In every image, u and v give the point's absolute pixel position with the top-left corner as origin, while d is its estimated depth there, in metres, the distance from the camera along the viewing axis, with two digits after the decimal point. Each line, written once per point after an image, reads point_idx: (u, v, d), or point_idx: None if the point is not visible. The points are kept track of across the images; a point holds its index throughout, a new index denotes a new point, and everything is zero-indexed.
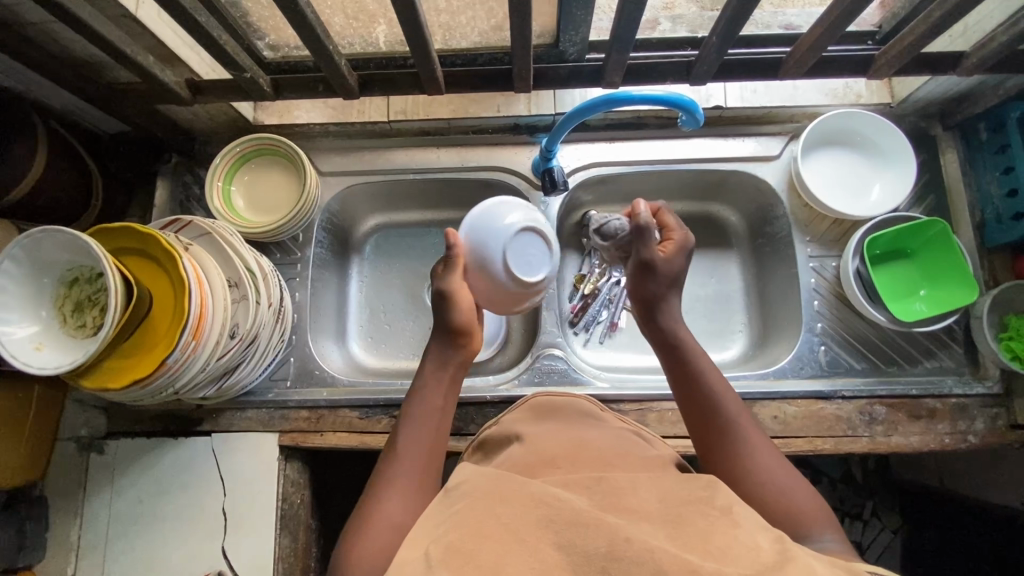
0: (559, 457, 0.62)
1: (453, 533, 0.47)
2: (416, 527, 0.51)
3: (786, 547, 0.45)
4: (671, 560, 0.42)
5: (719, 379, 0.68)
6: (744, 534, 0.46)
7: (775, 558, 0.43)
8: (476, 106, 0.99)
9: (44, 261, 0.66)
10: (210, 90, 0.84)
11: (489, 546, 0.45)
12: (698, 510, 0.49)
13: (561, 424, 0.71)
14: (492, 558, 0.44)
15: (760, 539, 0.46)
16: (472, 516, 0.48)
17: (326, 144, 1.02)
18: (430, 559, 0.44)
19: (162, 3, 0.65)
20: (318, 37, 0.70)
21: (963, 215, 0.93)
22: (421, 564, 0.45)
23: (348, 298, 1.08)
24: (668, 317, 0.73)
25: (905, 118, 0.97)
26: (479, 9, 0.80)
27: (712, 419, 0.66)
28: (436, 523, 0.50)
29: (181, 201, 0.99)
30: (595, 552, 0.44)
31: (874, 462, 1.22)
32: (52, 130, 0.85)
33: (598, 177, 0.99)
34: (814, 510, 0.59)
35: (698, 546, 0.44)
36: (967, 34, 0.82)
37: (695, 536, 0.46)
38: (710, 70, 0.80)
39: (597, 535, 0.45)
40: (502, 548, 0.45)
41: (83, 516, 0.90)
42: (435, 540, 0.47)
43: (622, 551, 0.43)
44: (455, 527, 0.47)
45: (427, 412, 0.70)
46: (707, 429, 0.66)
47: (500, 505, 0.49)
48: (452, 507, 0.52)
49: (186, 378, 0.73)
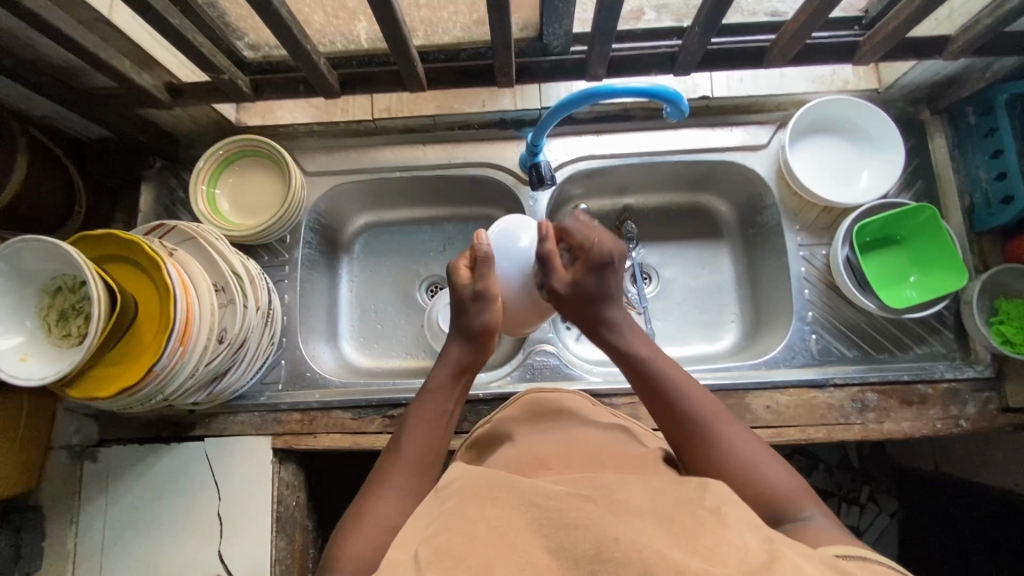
0: (549, 458, 0.63)
1: (441, 535, 0.47)
2: (407, 526, 0.52)
3: (774, 546, 0.45)
4: (660, 561, 0.42)
5: (679, 376, 0.70)
6: (733, 533, 0.46)
7: (764, 557, 0.43)
8: (461, 102, 0.98)
9: (27, 271, 0.66)
10: (189, 92, 0.83)
11: (479, 547, 0.45)
12: (689, 511, 0.49)
13: (552, 424, 0.71)
14: (481, 561, 0.44)
15: (749, 538, 0.46)
16: (459, 518, 0.48)
17: (310, 144, 1.01)
18: (418, 560, 0.44)
19: (135, 8, 0.64)
20: (296, 38, 0.69)
21: (952, 199, 0.93)
22: (409, 566, 0.45)
23: (338, 298, 1.07)
24: (612, 329, 0.74)
25: (893, 103, 0.97)
26: (460, 3, 0.78)
27: (686, 425, 0.66)
28: (425, 525, 0.50)
29: (167, 205, 0.99)
30: (583, 553, 0.44)
31: (870, 447, 1.23)
32: (33, 139, 0.85)
33: (585, 170, 0.99)
34: (792, 493, 0.60)
35: (687, 545, 0.45)
36: (954, 17, 0.81)
37: (684, 534, 0.46)
38: (694, 60, 0.79)
39: (585, 536, 0.45)
40: (492, 548, 0.45)
41: (78, 523, 0.90)
42: (423, 542, 0.47)
43: (610, 551, 0.43)
44: (444, 529, 0.47)
45: (430, 412, 0.71)
46: (680, 436, 0.66)
47: (489, 508, 0.50)
48: (442, 506, 0.52)
49: (175, 386, 0.73)
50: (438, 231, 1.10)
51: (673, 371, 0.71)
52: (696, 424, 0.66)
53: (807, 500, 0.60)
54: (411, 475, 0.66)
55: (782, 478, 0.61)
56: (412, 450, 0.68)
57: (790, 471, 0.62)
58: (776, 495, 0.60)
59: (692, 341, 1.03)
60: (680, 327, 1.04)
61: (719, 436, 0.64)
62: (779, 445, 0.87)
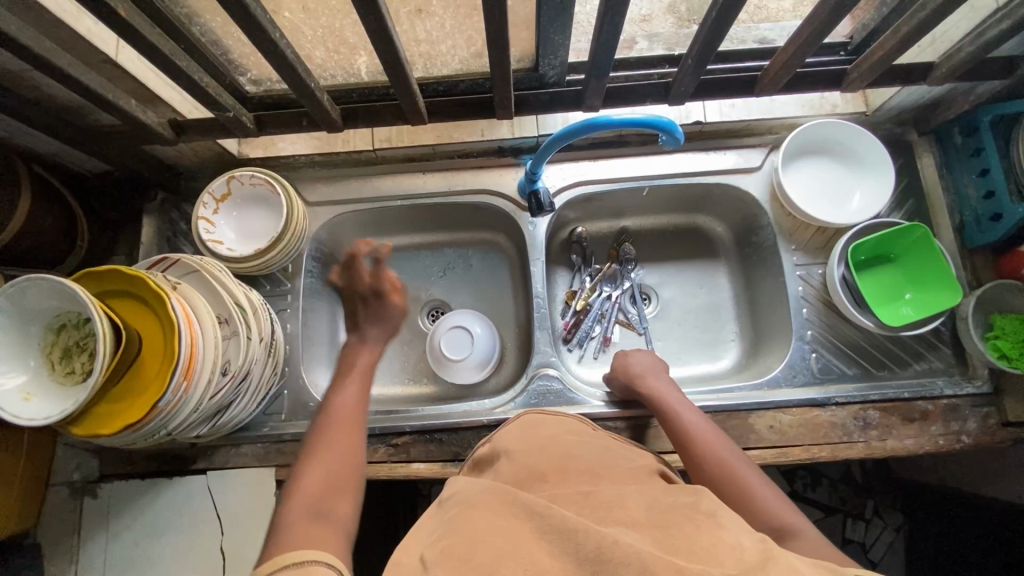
0: (546, 470, 0.63)
1: (449, 539, 0.48)
2: (409, 537, 0.53)
3: (770, 546, 0.45)
4: (660, 561, 0.42)
5: (687, 406, 0.81)
6: (729, 536, 0.46)
7: (759, 555, 0.43)
8: (460, 131, 1.00)
9: (30, 310, 0.66)
10: (193, 129, 0.85)
11: (485, 548, 0.46)
12: (683, 514, 0.50)
13: (549, 435, 0.71)
14: (486, 562, 0.44)
15: (744, 539, 0.46)
16: (462, 527, 0.49)
17: (312, 174, 1.02)
18: (426, 561, 0.46)
19: (141, 51, 0.66)
20: (299, 76, 0.71)
21: (941, 217, 0.95)
22: (416, 567, 0.46)
23: (340, 326, 1.08)
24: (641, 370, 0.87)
25: (880, 125, 1.00)
26: (459, 37, 0.80)
27: (687, 443, 0.76)
28: (428, 536, 0.52)
29: (169, 237, 1.00)
30: (586, 555, 0.44)
31: (873, 462, 1.24)
32: (37, 177, 0.85)
33: (584, 195, 1.01)
34: (780, 508, 0.66)
35: (684, 548, 0.45)
36: (936, 44, 0.84)
37: (679, 537, 0.46)
38: (688, 90, 0.82)
39: (586, 539, 0.45)
40: (497, 547, 0.46)
41: (77, 562, 0.88)
42: (430, 546, 0.48)
43: (610, 553, 0.44)
44: (446, 535, 0.48)
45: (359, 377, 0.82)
46: (683, 450, 0.76)
47: (493, 515, 0.50)
48: (447, 514, 0.54)
49: (180, 419, 0.73)
50: (438, 256, 1.12)
51: (679, 399, 0.83)
52: (697, 443, 0.75)
53: (793, 517, 0.65)
54: (343, 424, 0.74)
55: (768, 496, 0.67)
56: (345, 408, 0.76)
57: (778, 491, 0.69)
58: (763, 506, 0.66)
59: (693, 361, 1.04)
60: (679, 348, 1.04)
61: (716, 452, 0.74)
62: (783, 465, 0.87)
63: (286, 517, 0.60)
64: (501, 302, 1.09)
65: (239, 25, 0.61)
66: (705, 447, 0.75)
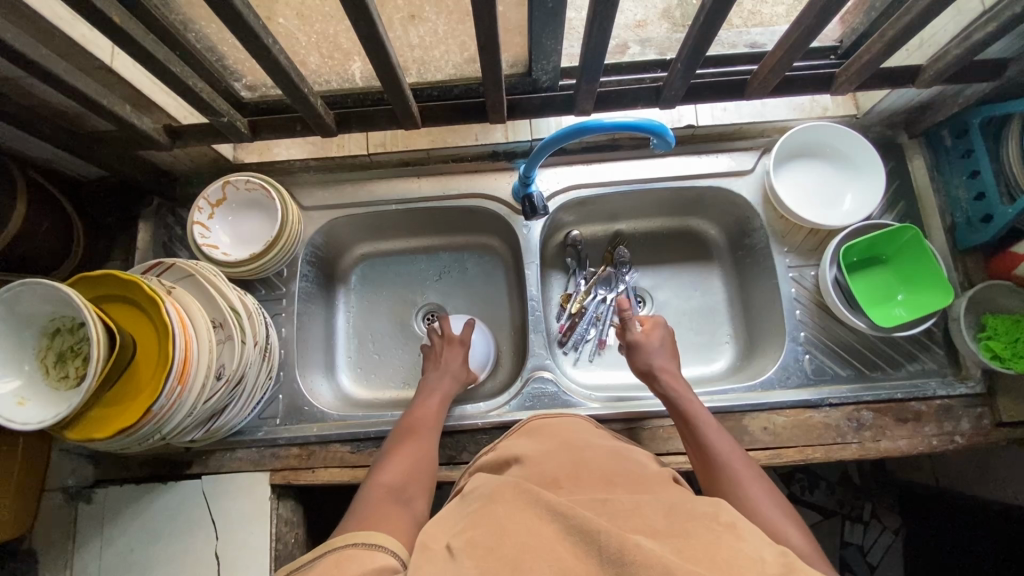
0: (560, 476, 0.63)
1: (471, 531, 0.51)
2: (437, 523, 0.56)
3: (791, 560, 0.45)
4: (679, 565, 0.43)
5: (716, 428, 0.77)
6: (750, 548, 0.47)
7: (780, 569, 0.44)
8: (454, 136, 1.01)
9: (24, 314, 0.66)
10: (187, 133, 0.86)
11: (511, 540, 0.48)
12: (703, 525, 0.50)
13: (554, 438, 0.71)
14: (514, 554, 0.47)
15: (766, 551, 0.46)
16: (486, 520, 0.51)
17: (307, 179, 1.03)
18: (453, 550, 0.49)
19: (136, 58, 0.66)
20: (293, 82, 0.72)
21: (933, 219, 0.96)
22: (443, 556, 0.49)
23: (335, 330, 1.08)
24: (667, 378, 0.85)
25: (871, 128, 1.01)
26: (452, 43, 0.81)
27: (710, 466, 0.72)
28: (452, 524, 0.55)
29: (165, 242, 1.01)
30: (608, 555, 0.46)
31: (869, 464, 1.24)
32: (34, 183, 0.86)
33: (577, 199, 1.01)
34: (805, 551, 0.61)
35: (705, 559, 0.45)
36: (923, 47, 0.85)
37: (698, 546, 0.47)
38: (678, 94, 0.83)
39: (609, 541, 0.46)
40: (527, 544, 0.48)
41: (72, 568, 0.88)
42: (454, 536, 0.51)
43: (631, 555, 0.45)
44: (472, 527, 0.51)
45: (441, 397, 0.88)
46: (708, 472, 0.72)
47: (512, 515, 0.51)
48: (466, 508, 0.56)
49: (173, 424, 0.73)
50: (433, 260, 1.12)
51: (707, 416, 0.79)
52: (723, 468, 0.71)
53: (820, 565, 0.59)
54: (422, 425, 0.83)
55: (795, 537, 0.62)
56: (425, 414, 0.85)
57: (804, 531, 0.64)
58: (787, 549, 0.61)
59: (687, 363, 1.04)
60: None
61: (742, 480, 0.69)
62: (778, 466, 0.88)
63: (366, 501, 0.67)
64: (496, 306, 1.10)
65: (233, 31, 0.61)
66: (731, 474, 0.70)
